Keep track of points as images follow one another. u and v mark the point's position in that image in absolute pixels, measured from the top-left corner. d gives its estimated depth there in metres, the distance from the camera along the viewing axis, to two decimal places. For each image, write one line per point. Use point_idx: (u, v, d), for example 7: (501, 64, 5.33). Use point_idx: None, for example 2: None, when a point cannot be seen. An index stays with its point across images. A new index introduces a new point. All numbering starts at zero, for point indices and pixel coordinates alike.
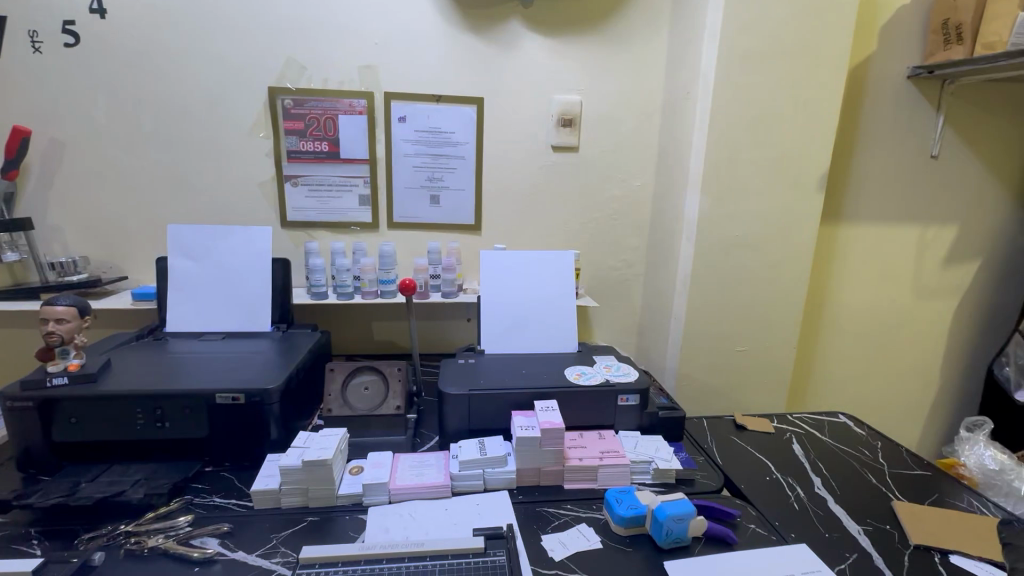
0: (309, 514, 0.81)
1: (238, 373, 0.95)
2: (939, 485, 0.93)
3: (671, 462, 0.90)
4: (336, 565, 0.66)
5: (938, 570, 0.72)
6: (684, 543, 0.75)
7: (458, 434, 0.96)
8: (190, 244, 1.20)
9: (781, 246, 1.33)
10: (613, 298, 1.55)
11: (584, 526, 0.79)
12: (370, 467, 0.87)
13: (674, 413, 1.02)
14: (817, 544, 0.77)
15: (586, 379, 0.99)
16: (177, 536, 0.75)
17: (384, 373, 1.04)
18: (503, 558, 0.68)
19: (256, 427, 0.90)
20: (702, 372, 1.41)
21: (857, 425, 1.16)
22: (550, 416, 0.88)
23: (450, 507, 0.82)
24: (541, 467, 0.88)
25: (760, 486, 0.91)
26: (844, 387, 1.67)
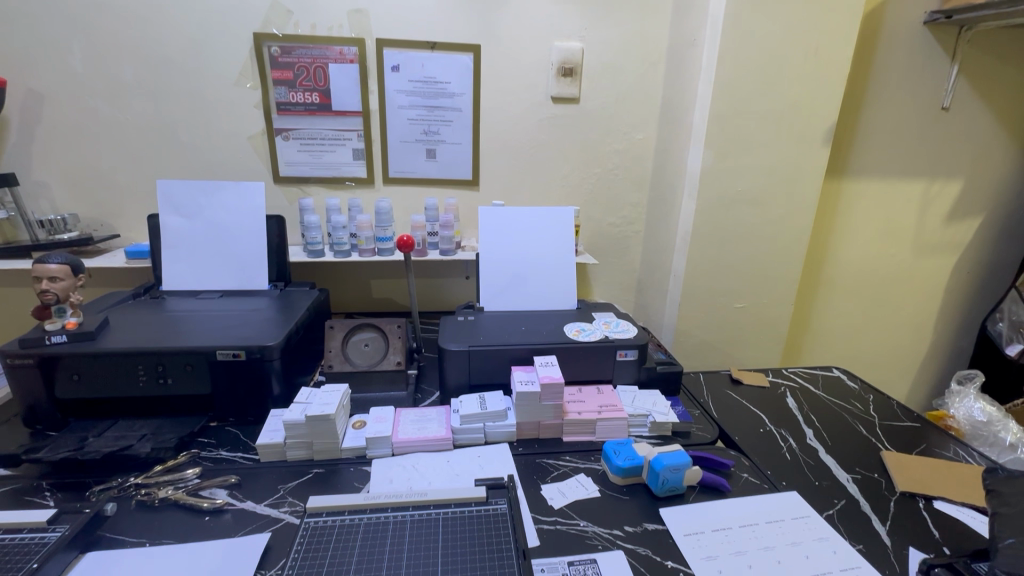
0: (314, 466, 0.83)
1: (238, 331, 0.95)
2: (928, 436, 0.96)
3: (668, 415, 0.92)
4: (342, 514, 0.68)
5: (923, 516, 0.75)
6: (679, 492, 0.78)
7: (459, 389, 0.97)
8: (181, 201, 1.17)
9: (785, 201, 1.31)
10: (612, 255, 1.54)
11: (583, 476, 0.81)
12: (372, 422, 0.88)
13: (672, 367, 1.04)
14: (807, 491, 0.80)
15: (586, 335, 1.00)
16: (187, 488, 0.76)
17: (384, 330, 1.03)
18: (505, 506, 0.70)
19: (258, 383, 0.91)
20: (699, 328, 1.42)
21: (850, 379, 1.18)
22: (550, 371, 0.89)
23: (452, 459, 0.84)
24: (541, 421, 0.90)
25: (753, 437, 0.94)
26: (839, 343, 1.69)
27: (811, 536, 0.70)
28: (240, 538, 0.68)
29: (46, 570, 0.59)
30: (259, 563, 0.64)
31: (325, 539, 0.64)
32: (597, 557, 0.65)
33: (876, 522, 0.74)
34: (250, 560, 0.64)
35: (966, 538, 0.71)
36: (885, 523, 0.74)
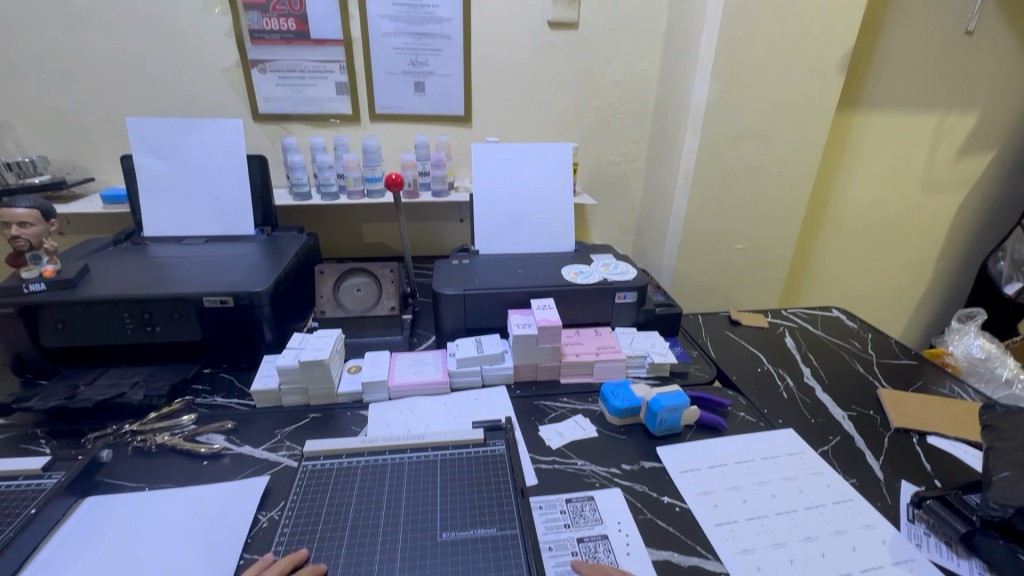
0: (310, 411, 0.82)
1: (225, 276, 0.91)
2: (924, 373, 0.96)
3: (667, 356, 0.91)
4: (339, 457, 0.68)
5: (916, 450, 0.76)
6: (676, 431, 0.78)
7: (455, 333, 0.96)
8: (155, 141, 1.10)
9: (793, 136, 1.25)
10: (612, 195, 1.49)
11: (580, 417, 0.81)
12: (367, 366, 0.87)
13: (671, 309, 1.02)
14: (803, 429, 0.81)
15: (584, 278, 0.97)
16: (183, 434, 0.76)
17: (376, 275, 1.01)
18: (502, 447, 0.70)
19: (249, 329, 0.89)
20: (699, 269, 1.40)
21: (849, 318, 1.17)
22: (547, 314, 0.87)
23: (449, 402, 0.84)
24: (538, 364, 0.89)
25: (751, 377, 0.94)
26: (837, 283, 1.68)
27: (806, 471, 0.71)
28: (240, 481, 0.68)
29: (45, 514, 0.59)
30: (259, 505, 0.64)
31: (323, 482, 0.64)
32: (594, 494, 0.66)
33: (870, 457, 0.75)
34: (250, 503, 0.64)
35: (957, 471, 0.72)
36: (879, 458, 0.75)
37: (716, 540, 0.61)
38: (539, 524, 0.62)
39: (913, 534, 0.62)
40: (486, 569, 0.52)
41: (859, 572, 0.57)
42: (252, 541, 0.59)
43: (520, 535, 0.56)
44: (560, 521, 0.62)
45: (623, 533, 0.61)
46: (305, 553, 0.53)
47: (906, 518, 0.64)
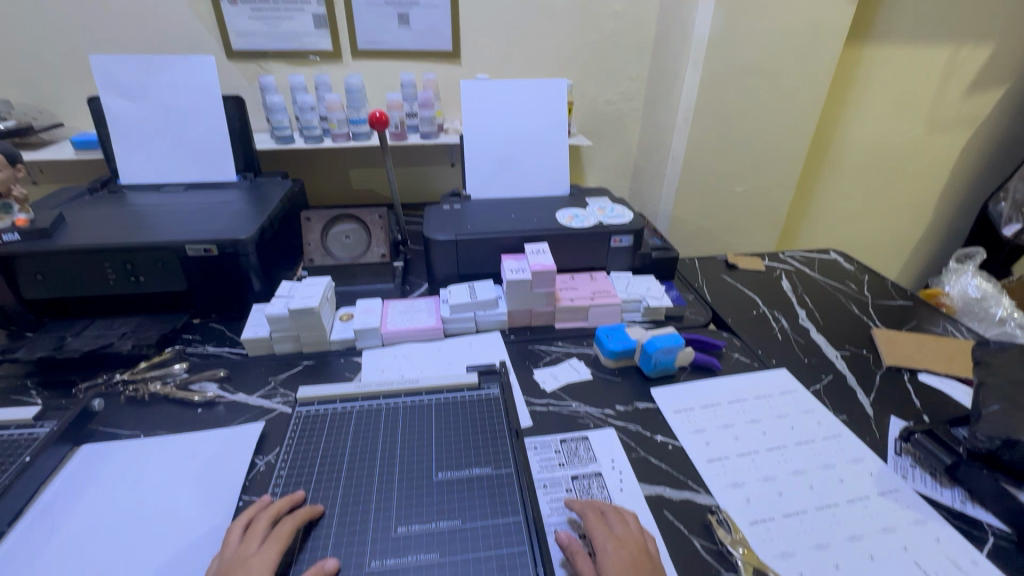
0: (303, 358, 0.82)
1: (207, 224, 0.88)
2: (918, 313, 0.96)
3: (662, 300, 0.90)
4: (333, 402, 0.68)
5: (907, 387, 0.77)
6: (670, 372, 0.78)
7: (448, 280, 0.94)
8: (122, 81, 1.02)
9: (799, 70, 1.18)
10: (608, 137, 1.43)
11: (575, 360, 0.81)
12: (359, 314, 0.86)
13: (667, 253, 1.00)
14: (796, 368, 0.81)
15: (579, 222, 0.95)
16: (176, 382, 0.75)
17: (365, 222, 0.97)
18: (497, 390, 0.70)
19: (236, 278, 0.87)
20: (697, 213, 1.37)
21: (847, 260, 1.16)
22: (541, 259, 0.85)
23: (443, 347, 0.83)
24: (532, 309, 0.87)
25: (746, 319, 0.93)
26: (836, 227, 1.66)
27: (797, 409, 0.72)
28: (236, 427, 0.68)
29: (41, 462, 0.59)
30: (256, 449, 0.65)
31: (318, 428, 0.64)
32: (588, 435, 0.67)
33: (860, 394, 0.76)
34: (247, 447, 0.64)
35: (945, 406, 0.73)
36: (869, 395, 0.76)
37: (706, 475, 0.62)
38: (534, 464, 0.62)
39: (898, 467, 0.63)
40: (482, 506, 0.53)
41: (846, 503, 0.59)
42: (249, 484, 0.60)
43: (515, 473, 0.57)
44: (554, 460, 0.63)
45: (617, 470, 0.62)
46: (301, 496, 0.53)
47: (894, 452, 0.66)
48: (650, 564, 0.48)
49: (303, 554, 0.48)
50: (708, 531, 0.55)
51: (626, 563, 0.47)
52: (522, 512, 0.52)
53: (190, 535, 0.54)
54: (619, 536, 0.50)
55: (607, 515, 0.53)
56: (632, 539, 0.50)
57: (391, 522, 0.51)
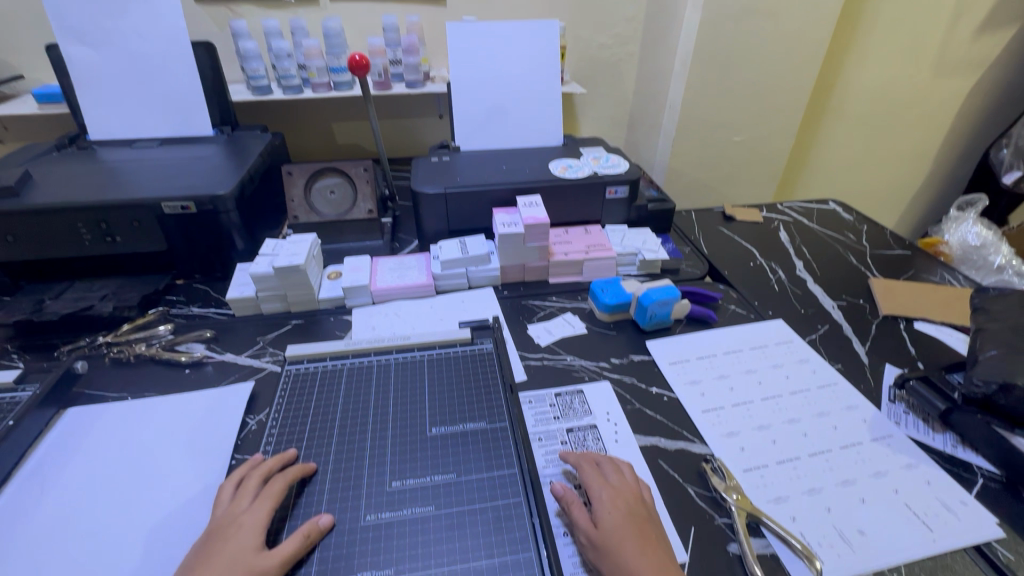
0: (292, 318, 0.80)
1: (184, 180, 0.84)
2: (916, 262, 0.95)
3: (658, 253, 0.88)
4: (323, 360, 0.66)
5: (903, 336, 0.77)
6: (666, 325, 0.77)
7: (438, 236, 0.91)
8: (79, 26, 0.95)
9: (804, 9, 1.12)
10: (603, 85, 1.37)
11: (569, 315, 0.80)
12: (347, 272, 0.83)
13: (664, 205, 0.97)
14: (792, 319, 0.80)
15: (573, 173, 0.91)
16: (161, 343, 0.73)
17: (350, 175, 0.93)
18: (490, 346, 0.68)
19: (217, 236, 0.84)
20: (694, 164, 1.33)
21: (846, 210, 1.14)
22: (534, 211, 0.82)
23: (435, 304, 0.81)
24: (526, 264, 0.85)
25: (743, 271, 0.92)
26: (835, 177, 1.62)
27: (793, 359, 0.72)
28: (225, 387, 0.67)
29: (25, 426, 0.58)
30: (247, 408, 0.64)
31: (308, 386, 0.62)
32: (584, 388, 0.66)
33: (857, 344, 0.75)
34: (237, 406, 0.63)
35: (940, 354, 0.73)
36: (865, 343, 0.75)
37: (701, 426, 0.62)
38: (529, 417, 0.62)
39: (892, 413, 0.64)
40: (477, 459, 0.53)
41: (839, 449, 0.59)
42: (242, 443, 0.59)
43: (509, 427, 0.56)
44: (549, 414, 0.62)
45: (612, 422, 0.61)
46: (293, 454, 0.52)
47: (888, 399, 0.66)
48: (645, 513, 0.49)
49: (297, 510, 0.48)
50: (703, 479, 0.55)
51: (620, 512, 0.48)
52: (517, 465, 0.52)
53: (183, 494, 0.53)
54: (613, 486, 0.50)
55: (602, 466, 0.53)
56: (626, 488, 0.50)
57: (385, 477, 0.51)
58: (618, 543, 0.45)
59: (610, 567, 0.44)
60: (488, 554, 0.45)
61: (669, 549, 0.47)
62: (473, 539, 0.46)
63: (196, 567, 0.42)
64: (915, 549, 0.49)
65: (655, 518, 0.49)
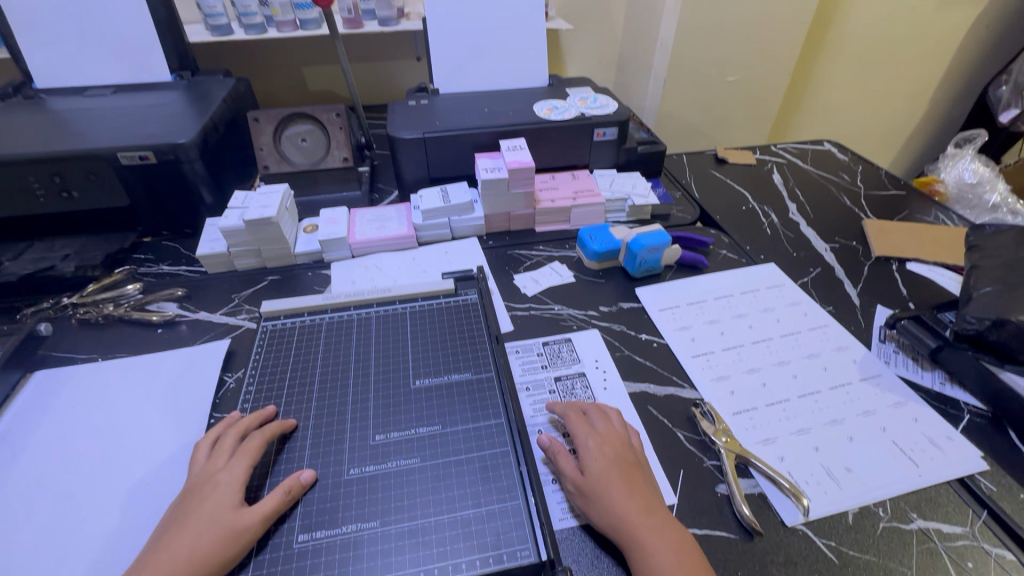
0: (268, 274, 0.76)
1: (140, 128, 0.78)
2: (910, 203, 0.93)
3: (648, 198, 0.85)
4: (301, 315, 0.63)
5: (895, 276, 0.75)
6: (656, 272, 0.75)
7: (419, 185, 0.87)
8: None
9: None
10: (591, 21, 1.28)
11: (557, 263, 0.77)
12: (324, 224, 0.79)
13: (654, 147, 0.93)
14: (784, 262, 0.79)
15: (559, 114, 0.86)
16: (131, 303, 0.70)
17: (321, 121, 0.87)
18: (475, 296, 0.66)
19: (182, 189, 0.79)
20: (685, 107, 1.28)
21: (841, 151, 1.10)
22: (518, 156, 0.78)
23: (418, 256, 0.78)
24: (511, 212, 0.82)
25: (735, 215, 0.89)
26: (829, 119, 1.58)
27: (784, 303, 0.70)
28: (201, 346, 0.64)
29: None
30: (223, 366, 0.61)
31: (286, 341, 0.60)
32: (572, 337, 0.64)
33: (848, 286, 0.74)
34: (213, 365, 0.61)
35: (932, 293, 0.72)
36: (857, 286, 0.74)
37: (691, 371, 0.61)
38: (516, 367, 0.60)
39: (882, 353, 0.63)
40: (463, 410, 0.51)
41: (828, 390, 0.59)
42: (220, 401, 0.57)
43: (495, 377, 0.55)
44: (537, 363, 0.61)
45: (601, 370, 0.60)
46: (271, 411, 0.51)
47: (878, 339, 0.65)
48: (632, 457, 0.48)
49: (278, 466, 0.47)
50: (692, 423, 0.55)
51: (606, 458, 0.47)
52: (504, 415, 0.51)
53: (161, 454, 0.52)
54: (600, 433, 0.49)
55: (588, 414, 0.52)
56: (613, 434, 0.49)
57: (369, 431, 0.50)
58: (604, 488, 0.45)
59: (599, 512, 0.44)
60: (475, 503, 0.44)
61: (658, 493, 0.47)
62: (459, 490, 0.45)
63: (173, 527, 0.41)
64: (900, 484, 0.49)
65: (643, 463, 0.48)
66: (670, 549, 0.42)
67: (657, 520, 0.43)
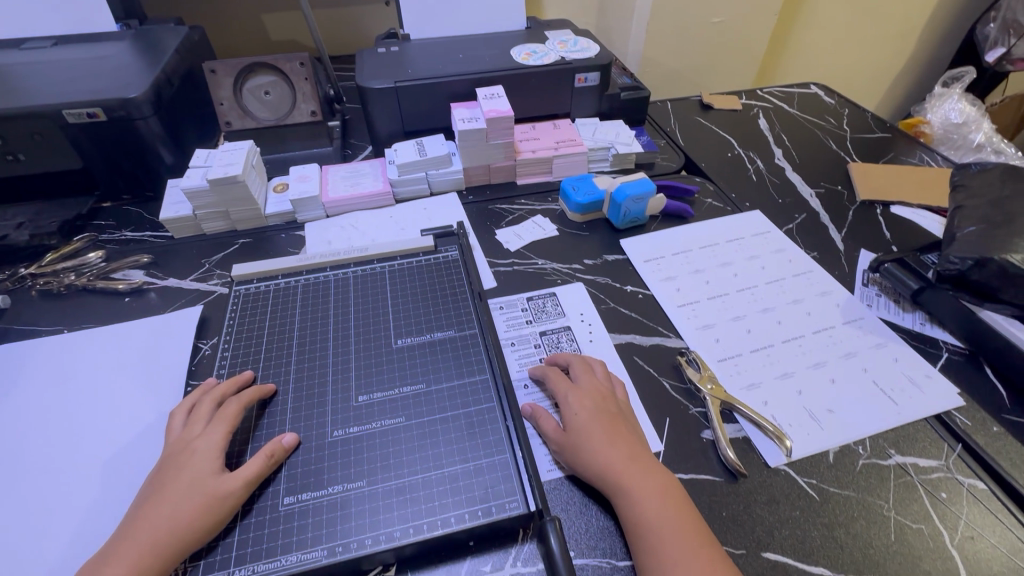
0: (238, 237, 0.73)
1: (85, 82, 0.72)
2: (896, 145, 0.91)
3: (632, 146, 0.82)
4: (274, 278, 0.61)
5: (879, 220, 0.75)
6: (640, 222, 0.73)
7: (393, 139, 0.83)
8: None
9: None
10: None
11: (540, 217, 0.75)
12: (294, 183, 0.75)
13: (638, 93, 0.89)
14: (769, 209, 0.77)
15: (538, 59, 0.82)
16: (93, 272, 0.67)
17: (285, 72, 0.80)
18: (455, 253, 0.64)
19: (138, 149, 0.74)
20: (669, 50, 1.23)
21: (828, 94, 1.07)
22: (496, 104, 0.74)
23: (395, 214, 0.75)
24: (491, 165, 0.79)
25: (720, 162, 0.87)
26: (815, 61, 1.54)
27: (769, 250, 0.70)
28: (171, 314, 0.62)
29: None
30: (197, 333, 0.59)
31: (260, 305, 0.58)
32: (556, 291, 0.63)
33: (833, 231, 0.73)
34: (186, 332, 0.59)
35: (914, 236, 0.72)
36: (841, 231, 0.73)
37: (677, 321, 0.60)
38: (500, 323, 0.59)
39: (865, 297, 0.63)
40: (447, 367, 0.51)
41: (811, 335, 0.59)
42: (196, 368, 0.55)
43: (478, 334, 0.54)
44: (521, 319, 0.60)
45: (586, 323, 0.59)
46: (249, 376, 0.49)
47: (861, 283, 0.65)
48: (616, 406, 0.48)
49: (259, 432, 0.45)
50: (677, 371, 0.55)
51: (590, 410, 0.47)
52: (489, 370, 0.50)
53: (137, 425, 0.50)
54: (583, 387, 0.49)
55: (572, 367, 0.52)
56: (596, 386, 0.49)
57: (351, 392, 0.49)
58: (587, 436, 0.45)
59: (584, 461, 0.44)
60: (462, 459, 0.44)
61: (643, 440, 0.47)
62: (446, 446, 0.45)
63: (151, 496, 0.40)
64: (879, 422, 0.51)
65: (627, 412, 0.48)
66: (657, 493, 0.42)
67: (643, 465, 0.44)
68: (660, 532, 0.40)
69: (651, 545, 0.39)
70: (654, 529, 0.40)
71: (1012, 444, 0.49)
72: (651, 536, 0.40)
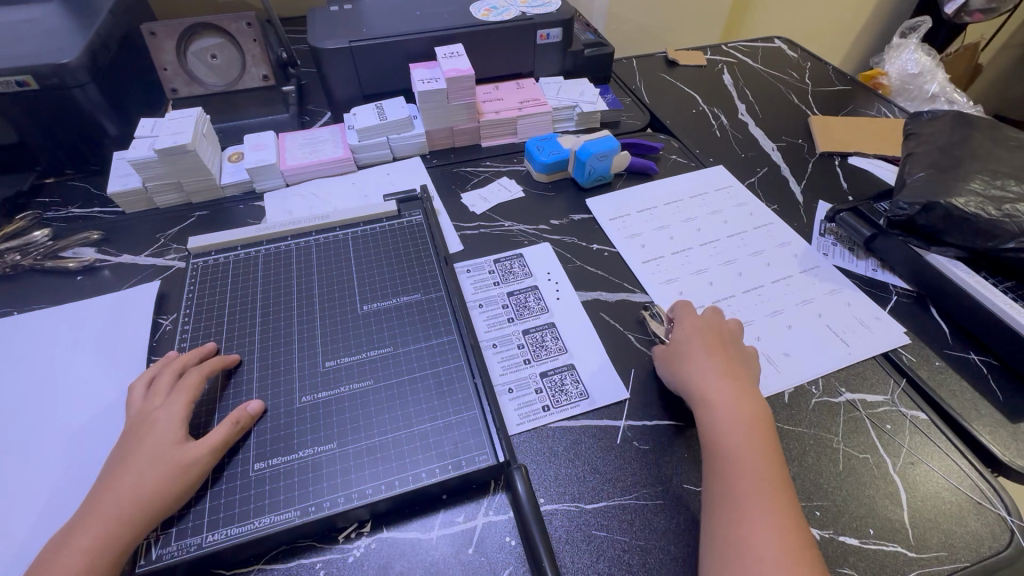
0: (194, 210, 0.70)
1: (10, 46, 0.66)
2: (855, 97, 0.93)
3: (597, 105, 0.81)
4: (233, 250, 0.59)
5: (837, 172, 0.77)
6: (606, 181, 0.73)
7: (352, 103, 0.80)
8: None
9: None
10: None
11: (505, 179, 0.74)
12: (249, 151, 0.72)
13: (601, 50, 0.88)
14: (732, 164, 0.78)
15: (498, 15, 0.80)
16: (41, 250, 0.64)
17: (231, 33, 0.76)
18: (420, 217, 0.63)
19: (77, 120, 0.70)
20: (634, 6, 1.20)
21: (791, 48, 1.07)
22: (456, 63, 0.71)
23: (358, 180, 0.73)
24: (454, 127, 0.77)
25: (685, 119, 0.87)
26: (780, 16, 1.53)
27: (731, 204, 0.71)
28: (128, 291, 0.60)
29: None
30: (156, 309, 0.57)
31: (220, 277, 0.56)
32: (523, 252, 0.63)
33: (793, 184, 0.75)
34: (145, 308, 0.57)
35: (869, 185, 0.74)
36: (800, 183, 0.75)
37: (642, 276, 0.61)
38: (466, 286, 0.59)
39: (821, 247, 0.65)
40: (413, 330, 0.51)
41: (771, 284, 0.61)
42: (157, 344, 0.54)
43: (445, 297, 0.54)
44: (489, 281, 0.60)
45: (553, 282, 0.60)
46: (212, 347, 0.49)
47: (818, 233, 0.67)
48: (727, 336, 0.52)
49: (226, 401, 0.45)
50: (642, 325, 0.56)
51: (699, 338, 0.51)
52: (456, 331, 0.51)
53: (100, 404, 0.49)
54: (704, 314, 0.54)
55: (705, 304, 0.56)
56: (715, 317, 0.53)
57: (317, 358, 0.49)
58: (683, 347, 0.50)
59: (680, 382, 0.48)
60: (431, 417, 0.44)
61: (751, 377, 0.49)
62: (415, 406, 0.45)
63: (114, 468, 0.39)
64: (832, 363, 0.53)
65: (737, 343, 0.51)
66: (742, 420, 0.44)
67: (737, 393, 0.46)
68: (731, 455, 0.42)
69: (715, 453, 0.43)
70: (726, 449, 0.43)
71: (952, 377, 0.53)
72: (722, 455, 0.43)
